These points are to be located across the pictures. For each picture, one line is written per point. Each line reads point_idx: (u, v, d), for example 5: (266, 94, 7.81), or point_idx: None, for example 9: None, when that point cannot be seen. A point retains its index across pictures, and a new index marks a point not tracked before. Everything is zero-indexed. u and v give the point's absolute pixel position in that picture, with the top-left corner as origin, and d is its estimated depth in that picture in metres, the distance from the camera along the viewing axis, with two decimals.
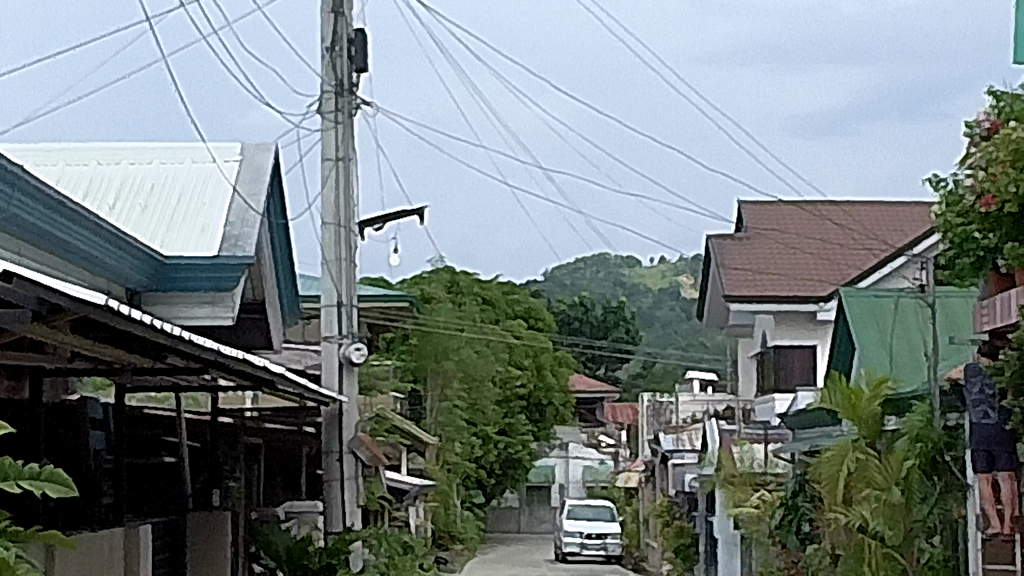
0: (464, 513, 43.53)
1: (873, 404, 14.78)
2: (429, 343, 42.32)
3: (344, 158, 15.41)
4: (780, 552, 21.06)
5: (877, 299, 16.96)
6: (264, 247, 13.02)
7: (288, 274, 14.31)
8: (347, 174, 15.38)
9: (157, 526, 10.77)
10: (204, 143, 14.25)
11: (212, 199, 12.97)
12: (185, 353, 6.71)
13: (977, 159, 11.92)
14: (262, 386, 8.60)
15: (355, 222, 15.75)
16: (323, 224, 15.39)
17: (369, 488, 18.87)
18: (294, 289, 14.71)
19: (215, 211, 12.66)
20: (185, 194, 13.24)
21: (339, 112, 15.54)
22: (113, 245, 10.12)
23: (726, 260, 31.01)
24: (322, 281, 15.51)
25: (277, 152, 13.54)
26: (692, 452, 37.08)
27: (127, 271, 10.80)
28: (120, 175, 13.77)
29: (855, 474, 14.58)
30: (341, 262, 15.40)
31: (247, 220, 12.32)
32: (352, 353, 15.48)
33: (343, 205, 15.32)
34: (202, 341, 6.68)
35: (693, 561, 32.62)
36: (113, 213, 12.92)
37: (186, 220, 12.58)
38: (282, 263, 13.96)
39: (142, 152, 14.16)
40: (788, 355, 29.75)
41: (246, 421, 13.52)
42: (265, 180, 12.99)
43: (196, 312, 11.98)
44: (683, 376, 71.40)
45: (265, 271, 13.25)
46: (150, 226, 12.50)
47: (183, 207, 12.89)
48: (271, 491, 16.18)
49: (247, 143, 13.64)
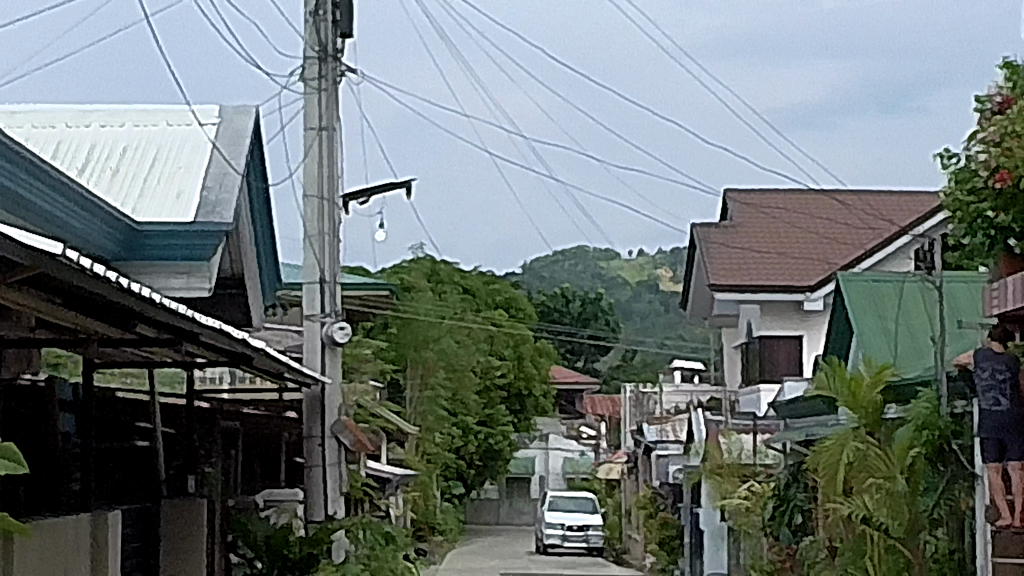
0: (443, 503, 42.98)
1: (875, 392, 14.19)
2: (410, 332, 41.71)
3: (327, 128, 14.86)
4: (770, 544, 20.51)
5: (875, 283, 16.44)
6: (244, 215, 12.43)
7: (268, 247, 13.74)
8: (332, 145, 14.84)
9: (128, 514, 10.20)
10: (179, 107, 13.67)
11: (188, 164, 12.40)
12: (154, 320, 6.18)
13: (989, 135, 11.30)
14: (240, 361, 7.99)
15: (339, 196, 15.19)
16: (305, 197, 14.85)
17: (351, 476, 18.31)
18: (275, 265, 14.13)
19: (190, 178, 12.08)
20: (160, 157, 12.66)
21: (322, 79, 14.92)
22: (79, 208, 9.54)
23: (710, 250, 30.33)
24: (304, 258, 14.94)
25: (257, 115, 12.95)
26: (675, 443, 36.53)
27: (94, 237, 10.23)
28: (90, 139, 13.19)
29: (855, 465, 14.00)
30: (324, 237, 14.82)
31: (226, 185, 11.74)
32: (335, 332, 14.92)
33: (327, 178, 14.78)
34: (173, 306, 6.14)
35: (677, 553, 32.10)
36: (83, 177, 12.35)
37: (160, 186, 12.01)
38: (262, 233, 13.41)
39: (113, 116, 13.60)
40: (774, 346, 29.26)
41: (223, 405, 12.93)
42: (245, 143, 12.39)
43: (172, 283, 11.41)
44: (664, 368, 70.80)
45: (244, 244, 12.67)
46: (121, 192, 11.93)
47: (156, 172, 12.31)
48: (250, 479, 15.62)
49: (227, 106, 13.03)
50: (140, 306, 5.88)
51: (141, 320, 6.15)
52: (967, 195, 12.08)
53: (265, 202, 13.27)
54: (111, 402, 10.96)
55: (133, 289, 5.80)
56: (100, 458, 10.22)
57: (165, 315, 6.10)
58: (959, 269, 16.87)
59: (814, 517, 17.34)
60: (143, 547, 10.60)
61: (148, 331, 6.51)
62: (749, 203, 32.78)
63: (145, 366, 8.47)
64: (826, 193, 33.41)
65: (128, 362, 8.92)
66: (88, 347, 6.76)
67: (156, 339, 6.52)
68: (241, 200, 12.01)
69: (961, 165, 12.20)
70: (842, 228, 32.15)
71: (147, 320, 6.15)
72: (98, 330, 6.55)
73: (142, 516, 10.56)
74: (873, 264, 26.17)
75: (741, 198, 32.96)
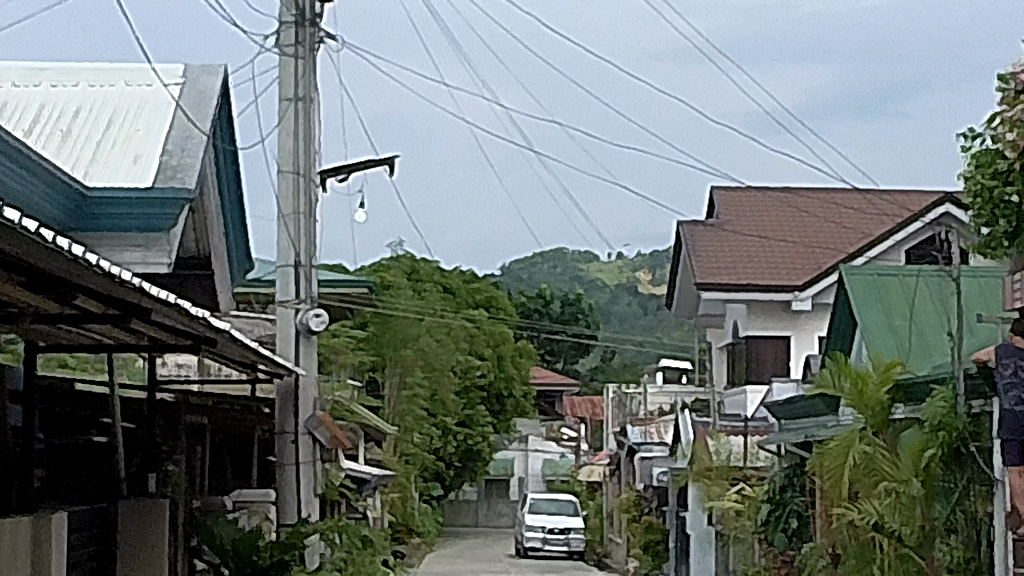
0: (421, 504, 42.07)
1: (884, 391, 13.34)
2: (388, 331, 40.76)
3: (303, 98, 14.03)
4: (763, 550, 19.68)
5: (880, 278, 15.64)
6: (209, 186, 11.56)
7: (236, 223, 12.85)
8: (309, 117, 14.00)
9: (81, 517, 9.37)
10: (143, 66, 12.83)
11: (149, 126, 11.53)
12: (94, 290, 5.33)
13: (1012, 114, 10.46)
14: (203, 345, 7.13)
15: (317, 172, 14.37)
16: (279, 172, 14.02)
17: (327, 476, 17.46)
18: (245, 242, 13.25)
19: (150, 141, 11.21)
20: (117, 119, 11.82)
21: (299, 46, 14.11)
22: (12, 165, 8.64)
23: (696, 250, 29.52)
24: (277, 239, 14.09)
25: (225, 73, 12.08)
26: (660, 445, 35.70)
27: (36, 199, 9.36)
28: (42, 100, 12.35)
29: (861, 468, 13.15)
30: (299, 217, 14.00)
31: (188, 150, 10.85)
32: (310, 320, 14.06)
33: (303, 152, 13.98)
34: (117, 271, 5.27)
35: (662, 558, 31.22)
36: (32, 141, 11.53)
37: (116, 150, 11.13)
38: (231, 207, 12.56)
39: (66, 75, 12.82)
40: (760, 346, 28.40)
41: (188, 398, 12.08)
42: (211, 105, 11.52)
43: (126, 257, 10.51)
44: (644, 369, 69.94)
45: (210, 221, 11.81)
46: (74, 157, 11.06)
47: (112, 135, 11.45)
48: (219, 479, 14.76)
49: (192, 64, 12.14)
50: (55, 263, 4.97)
51: (76, 291, 5.29)
52: (989, 178, 11.31)
53: (234, 175, 12.42)
54: (60, 393, 10.07)
55: (53, 241, 4.90)
56: (47, 455, 9.39)
57: (102, 280, 5.24)
58: (964, 264, 16.10)
59: (815, 522, 16.52)
60: (96, 550, 9.74)
61: (88, 304, 5.65)
62: (737, 201, 31.98)
63: (97, 348, 7.61)
64: (818, 192, 32.68)
65: (73, 346, 8.04)
66: (21, 323, 5.86)
67: (99, 316, 5.65)
68: (206, 163, 11.16)
69: (986, 147, 11.44)
70: (835, 225, 31.42)
71: (85, 289, 5.30)
72: (26, 300, 5.65)
73: (95, 516, 9.71)
74: (875, 254, 25.39)
75: (728, 195, 32.17)
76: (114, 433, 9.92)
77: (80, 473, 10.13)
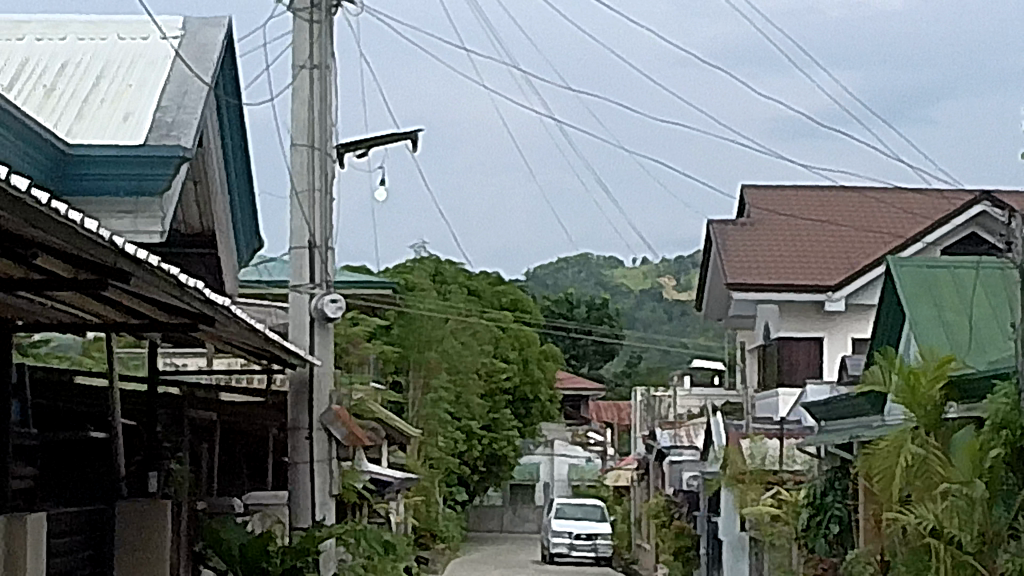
0: (445, 509, 41.27)
1: (936, 388, 12.14)
2: (412, 332, 39.90)
3: (319, 66, 13.33)
4: (803, 556, 18.82)
5: (929, 270, 14.80)
6: (211, 153, 10.81)
7: (243, 192, 12.07)
8: (325, 86, 13.33)
9: (74, 522, 8.62)
10: (138, 19, 12.11)
11: (142, 81, 10.76)
12: (35, 238, 4.40)
13: None
14: (199, 322, 6.26)
15: (335, 146, 13.65)
16: (293, 146, 13.33)
17: (346, 478, 16.65)
18: (252, 218, 12.47)
19: (141, 98, 10.43)
20: (107, 73, 11.08)
21: (315, 10, 13.38)
22: None
23: (727, 250, 28.66)
24: (291, 220, 13.36)
25: (229, 26, 11.28)
26: (690, 449, 34.86)
27: (10, 155, 8.60)
28: (27, 55, 11.65)
29: (913, 471, 11.97)
30: (314, 193, 13.27)
31: (184, 106, 10.03)
32: (326, 306, 13.27)
33: (319, 124, 13.30)
34: (37, 201, 4.24)
35: (693, 565, 30.34)
36: (14, 99, 10.81)
37: (105, 107, 10.35)
38: (235, 177, 11.78)
39: (52, 27, 12.11)
40: (792, 346, 27.54)
41: (195, 392, 11.31)
42: (212, 58, 10.74)
43: (114, 224, 9.80)
44: (670, 372, 69.08)
45: (212, 192, 11.05)
46: (60, 116, 10.29)
47: (102, 92, 10.67)
48: (230, 479, 13.97)
49: (192, 16, 11.34)
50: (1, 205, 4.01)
51: (37, 248, 4.49)
52: None
53: (239, 141, 11.65)
54: (53, 386, 9.32)
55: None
56: (41, 452, 8.66)
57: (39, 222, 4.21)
58: (1006, 261, 15.30)
59: (861, 525, 15.75)
60: (89, 555, 8.99)
61: (57, 266, 4.84)
62: (766, 200, 31.04)
63: (78, 323, 6.87)
64: (855, 188, 31.81)
65: (52, 325, 7.24)
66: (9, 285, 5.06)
67: (68, 280, 4.81)
68: (207, 119, 10.39)
69: None
70: (867, 223, 30.54)
71: (45, 245, 4.48)
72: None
73: (87, 517, 8.94)
74: (931, 240, 24.49)
75: (760, 192, 31.32)
76: (116, 428, 9.18)
77: (76, 471, 9.36)
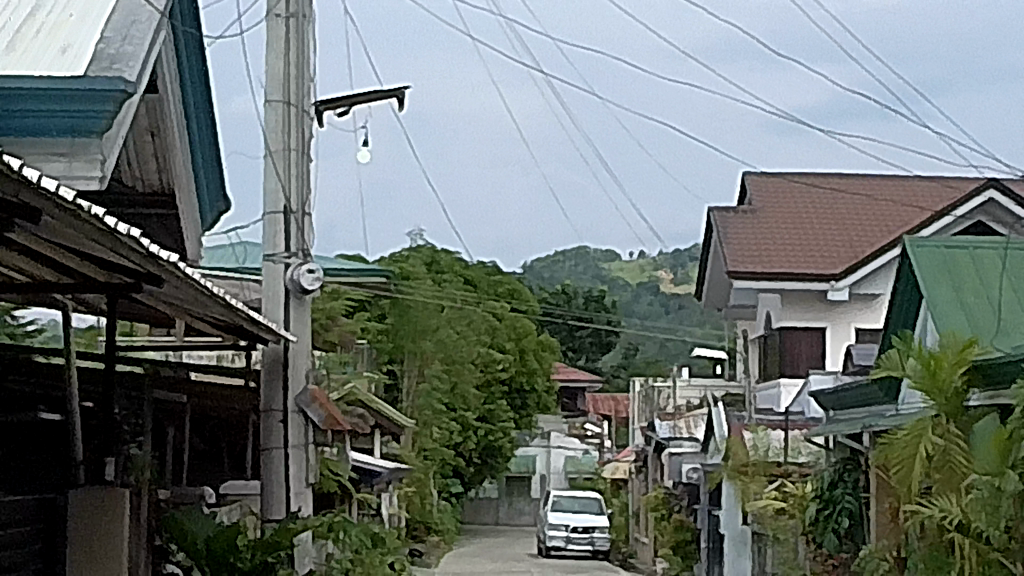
0: (440, 501, 40.42)
1: (958, 374, 11.09)
2: (407, 322, 39.08)
3: (296, 15, 12.66)
4: (808, 550, 18.00)
5: (949, 250, 13.98)
6: (166, 89, 9.98)
7: (206, 137, 11.22)
8: (303, 36, 12.64)
9: (18, 515, 7.85)
10: None
11: (85, 11, 9.92)
12: None
13: None
14: (143, 281, 5.43)
15: (313, 103, 12.92)
16: (267, 102, 12.57)
17: (326, 466, 15.80)
18: (214, 164, 11.61)
19: (82, 27, 9.58)
20: (47, 4, 10.24)
21: None
22: None
23: (729, 237, 27.80)
24: (266, 182, 12.56)
25: None
26: (690, 440, 34.03)
27: None
28: None
29: (934, 463, 10.97)
30: (290, 153, 12.50)
31: (130, 37, 9.10)
32: (303, 276, 12.49)
33: (295, 78, 12.58)
34: None
35: (693, 559, 29.54)
36: None
37: (41, 34, 9.49)
38: (196, 121, 10.94)
39: None
40: (794, 337, 26.71)
41: (157, 369, 10.52)
42: None
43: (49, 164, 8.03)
44: (668, 363, 68.31)
45: (166, 128, 10.23)
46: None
47: (39, 21, 9.82)
48: (203, 467, 13.18)
49: None
50: None
51: None
52: None
53: (201, 88, 10.83)
54: None
55: None
56: None
57: None
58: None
59: (876, 520, 14.95)
60: (36, 550, 8.28)
61: None
62: (769, 187, 30.26)
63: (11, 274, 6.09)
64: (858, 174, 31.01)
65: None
66: None
67: None
68: (161, 51, 9.63)
69: None
70: (867, 210, 29.74)
71: None
72: None
73: (34, 506, 8.19)
74: (960, 211, 23.68)
75: (764, 179, 30.52)
76: (69, 407, 8.41)
77: (29, 456, 8.64)
